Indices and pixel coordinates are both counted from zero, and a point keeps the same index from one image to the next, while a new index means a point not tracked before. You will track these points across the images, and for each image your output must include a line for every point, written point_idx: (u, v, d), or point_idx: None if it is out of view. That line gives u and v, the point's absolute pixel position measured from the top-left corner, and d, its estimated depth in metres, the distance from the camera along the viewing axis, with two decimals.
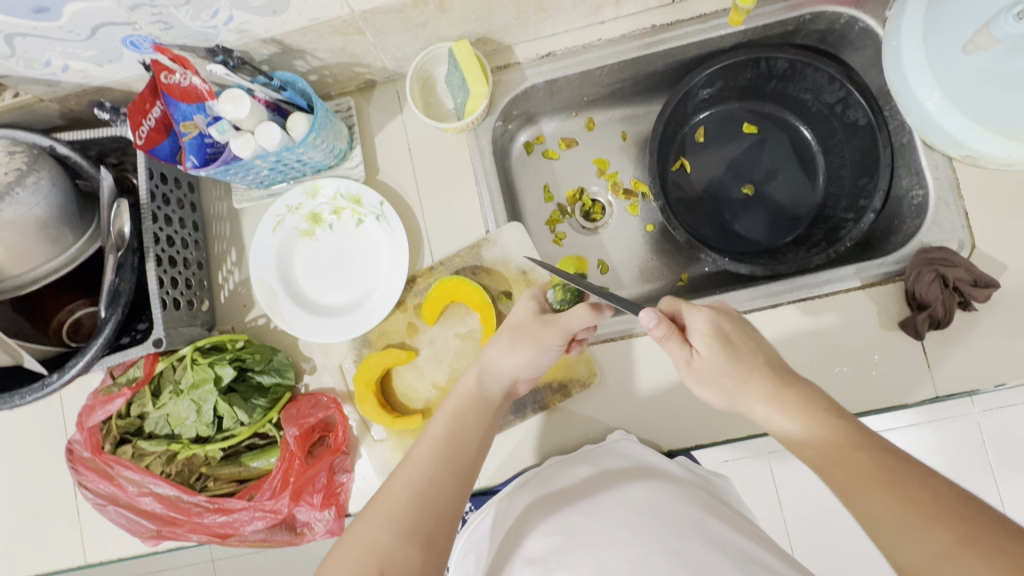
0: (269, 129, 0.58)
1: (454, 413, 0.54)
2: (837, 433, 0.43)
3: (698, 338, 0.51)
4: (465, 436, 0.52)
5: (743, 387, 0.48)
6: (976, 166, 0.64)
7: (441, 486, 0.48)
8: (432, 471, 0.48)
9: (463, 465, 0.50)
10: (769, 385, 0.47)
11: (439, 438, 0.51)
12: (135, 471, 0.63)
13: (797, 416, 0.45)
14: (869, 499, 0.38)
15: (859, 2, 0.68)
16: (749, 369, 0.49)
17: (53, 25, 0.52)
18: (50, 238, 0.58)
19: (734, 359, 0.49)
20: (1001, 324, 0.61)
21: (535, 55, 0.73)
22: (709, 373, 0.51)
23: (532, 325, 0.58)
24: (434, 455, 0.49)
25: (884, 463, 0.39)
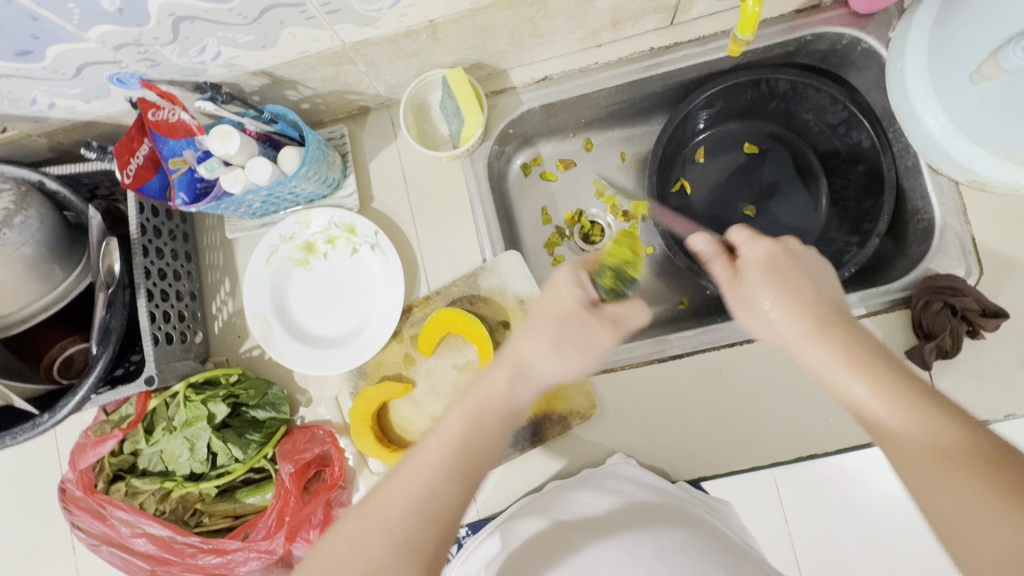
0: (259, 164, 0.57)
1: (473, 417, 0.49)
2: (879, 380, 0.39)
3: (746, 266, 0.50)
4: (481, 442, 0.48)
5: (788, 314, 0.46)
6: (983, 191, 0.63)
7: (443, 499, 0.45)
8: (436, 481, 0.45)
9: (472, 475, 0.47)
10: (813, 325, 0.44)
11: (451, 445, 0.47)
12: (128, 512, 0.61)
13: (833, 351, 0.42)
14: (909, 457, 0.36)
15: (860, 23, 0.67)
16: (795, 296, 0.46)
17: (37, 66, 0.51)
18: (40, 276, 0.57)
19: (783, 293, 0.47)
20: (1012, 352, 0.60)
21: (532, 79, 0.71)
22: (745, 296, 0.50)
23: (576, 324, 0.55)
24: (443, 464, 0.46)
25: (924, 420, 0.36)
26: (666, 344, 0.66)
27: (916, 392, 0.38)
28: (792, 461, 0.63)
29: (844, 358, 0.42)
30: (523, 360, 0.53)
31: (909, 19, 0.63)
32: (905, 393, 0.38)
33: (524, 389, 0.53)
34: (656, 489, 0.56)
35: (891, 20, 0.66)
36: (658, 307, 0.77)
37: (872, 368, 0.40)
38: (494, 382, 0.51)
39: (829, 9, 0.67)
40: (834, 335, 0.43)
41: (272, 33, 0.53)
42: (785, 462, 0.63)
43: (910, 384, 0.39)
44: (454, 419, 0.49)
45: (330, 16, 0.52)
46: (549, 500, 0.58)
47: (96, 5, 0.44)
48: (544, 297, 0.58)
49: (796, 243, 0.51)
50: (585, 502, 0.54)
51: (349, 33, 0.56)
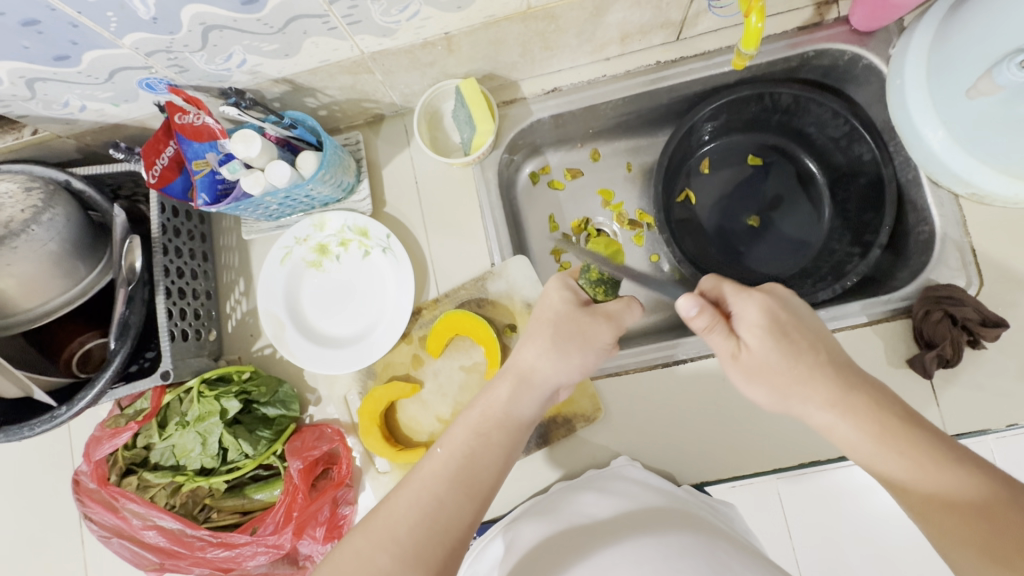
0: (278, 167, 0.59)
1: (478, 428, 0.50)
2: (913, 457, 0.41)
3: (749, 328, 0.50)
4: (486, 453, 0.49)
5: (806, 386, 0.47)
6: (983, 204, 0.64)
7: (450, 510, 0.45)
8: (443, 493, 0.46)
9: (478, 486, 0.47)
10: (833, 392, 0.46)
11: (458, 457, 0.48)
12: (139, 504, 0.63)
13: (864, 427, 0.43)
14: (952, 538, 0.37)
15: (862, 40, 0.69)
16: (809, 369, 0.47)
17: (72, 70, 0.53)
18: (63, 272, 0.59)
19: (793, 358, 0.48)
20: (1012, 363, 0.60)
21: (541, 91, 0.74)
22: (759, 366, 0.49)
23: (574, 324, 0.57)
24: (450, 476, 0.47)
25: (960, 496, 0.38)
26: (674, 349, 0.67)
27: (953, 463, 0.39)
28: (794, 467, 0.64)
29: (874, 434, 0.43)
30: (524, 368, 0.54)
31: (910, 37, 0.65)
32: (940, 469, 0.39)
33: (529, 399, 0.53)
34: (666, 492, 0.57)
35: (891, 37, 0.68)
36: (663, 314, 0.79)
37: (905, 442, 0.41)
38: (497, 393, 0.53)
39: (832, 26, 0.69)
40: (856, 404, 0.44)
41: (295, 43, 0.55)
42: (788, 468, 0.64)
43: (943, 455, 0.40)
44: (460, 433, 0.50)
45: (351, 26, 0.55)
46: (554, 501, 0.59)
47: (132, 13, 0.47)
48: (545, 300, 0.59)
49: (782, 292, 0.53)
50: (591, 502, 0.55)
51: (368, 43, 0.58)
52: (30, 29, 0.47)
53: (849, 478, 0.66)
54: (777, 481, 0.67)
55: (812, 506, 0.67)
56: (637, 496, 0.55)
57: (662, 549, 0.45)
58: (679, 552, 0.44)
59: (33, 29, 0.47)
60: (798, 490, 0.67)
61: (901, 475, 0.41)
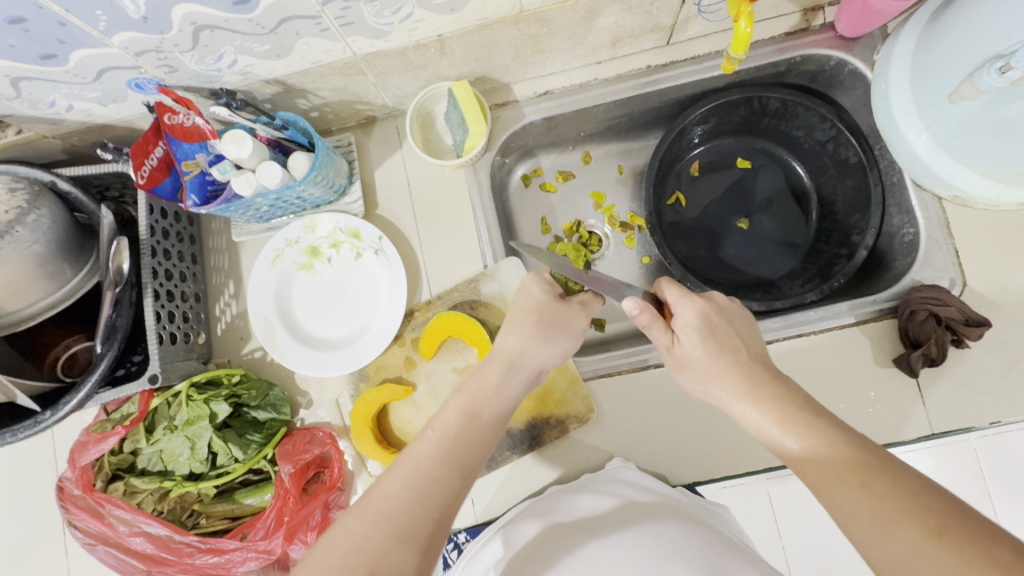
0: (269, 168, 0.58)
1: (468, 409, 0.50)
2: (811, 436, 0.42)
3: (687, 330, 0.50)
4: (477, 433, 0.49)
5: (722, 377, 0.48)
6: (964, 207, 0.65)
7: (443, 488, 0.45)
8: (437, 470, 0.46)
9: (470, 465, 0.47)
10: (746, 383, 0.46)
11: (450, 434, 0.48)
12: (125, 510, 0.61)
13: (770, 411, 0.44)
14: (843, 506, 0.37)
15: (847, 46, 0.70)
16: (729, 366, 0.48)
17: (59, 69, 0.53)
18: (48, 274, 0.58)
19: (717, 355, 0.48)
20: (996, 362, 0.62)
21: (533, 93, 0.74)
22: (687, 360, 0.50)
23: (556, 312, 0.56)
24: (443, 454, 0.47)
25: (852, 465, 0.38)
26: (648, 352, 0.68)
27: (843, 438, 0.41)
28: (784, 466, 0.64)
29: (777, 416, 0.44)
30: (511, 352, 0.54)
31: (893, 42, 0.66)
32: (833, 441, 0.40)
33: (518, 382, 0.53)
34: (659, 492, 0.57)
35: (875, 44, 0.70)
36: None
37: (804, 423, 0.42)
38: (487, 375, 0.53)
39: (818, 32, 0.70)
40: (766, 392, 0.46)
41: (287, 43, 0.55)
42: (778, 468, 0.65)
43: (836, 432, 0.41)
44: (451, 412, 0.50)
45: (344, 28, 0.55)
46: (548, 503, 0.59)
47: (122, 13, 0.47)
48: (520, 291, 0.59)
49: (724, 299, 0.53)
50: (586, 503, 0.55)
51: (361, 45, 0.58)
52: (17, 27, 0.46)
53: None
54: (766, 481, 0.67)
55: (802, 505, 0.68)
56: (631, 496, 0.55)
57: (659, 544, 0.45)
58: (674, 546, 0.44)
59: (19, 27, 0.46)
60: (788, 489, 0.68)
61: (800, 453, 0.42)
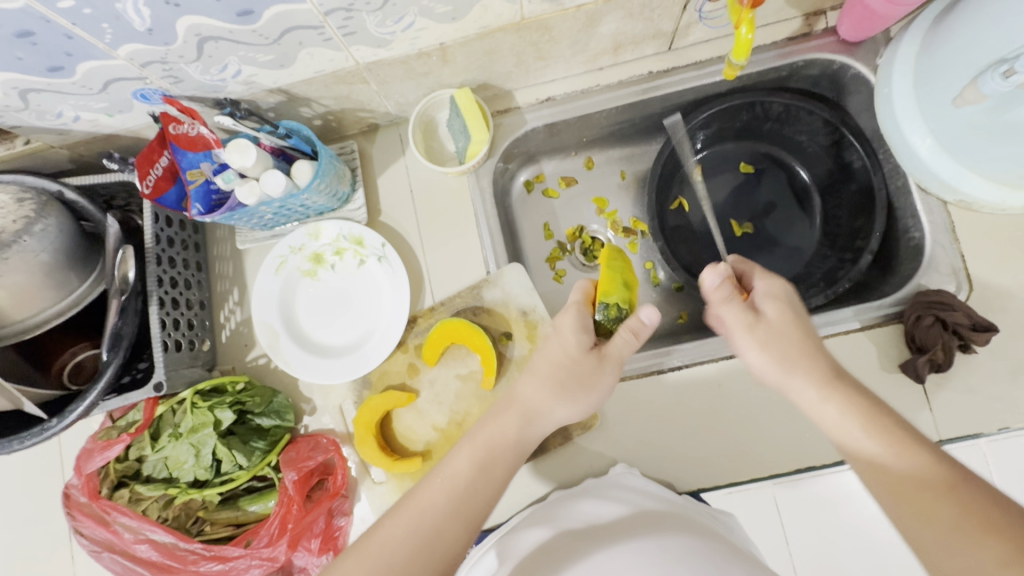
0: (273, 176, 0.59)
1: (481, 462, 0.51)
2: (888, 441, 0.42)
3: (766, 300, 0.53)
4: (487, 482, 0.50)
5: (799, 361, 0.49)
6: (971, 210, 0.65)
7: (447, 538, 0.46)
8: (442, 521, 0.47)
9: (471, 513, 0.48)
10: (823, 372, 0.48)
11: (461, 482, 0.49)
12: (131, 517, 0.62)
13: (852, 409, 0.45)
14: (920, 511, 0.39)
15: (850, 50, 0.70)
16: (815, 347, 0.50)
17: (66, 81, 0.53)
18: (55, 283, 0.59)
19: (802, 332, 0.51)
20: (1004, 366, 0.61)
21: (535, 100, 0.74)
22: (778, 329, 0.51)
23: (580, 370, 0.56)
24: (450, 505, 0.47)
25: (930, 476, 0.39)
26: (666, 356, 0.68)
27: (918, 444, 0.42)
28: (790, 472, 0.64)
29: (861, 419, 0.44)
30: (529, 405, 0.54)
31: (895, 47, 0.66)
32: (913, 449, 0.41)
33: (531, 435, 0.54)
34: (663, 498, 0.57)
35: (879, 48, 0.69)
36: (658, 321, 0.79)
37: (885, 431, 0.43)
38: (505, 426, 0.53)
39: (820, 37, 0.70)
40: (848, 396, 0.46)
41: (291, 53, 0.56)
42: (785, 474, 0.64)
43: (907, 434, 0.43)
44: (463, 461, 0.50)
45: (347, 37, 0.55)
46: (552, 510, 0.59)
47: (128, 25, 0.47)
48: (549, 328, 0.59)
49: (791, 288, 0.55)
50: (589, 510, 0.55)
51: (364, 54, 0.59)
52: (25, 40, 0.47)
53: (848, 483, 0.65)
54: (773, 486, 0.65)
55: None
56: (638, 504, 0.55)
57: (662, 553, 0.44)
58: (679, 556, 0.44)
59: (27, 40, 0.47)
60: (796, 495, 0.65)
61: (876, 454, 0.42)
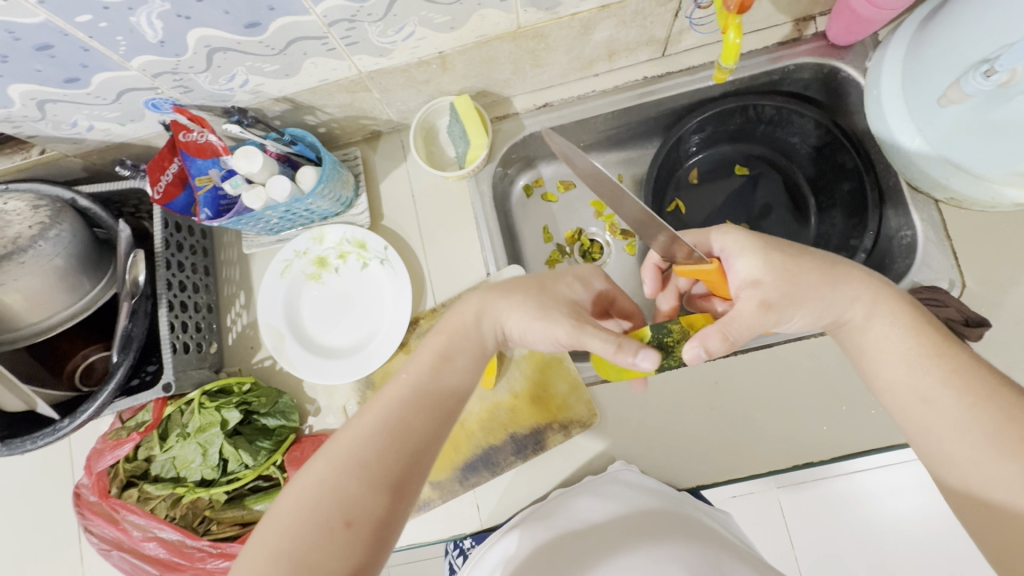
0: (279, 181, 0.61)
1: (440, 358, 0.48)
2: (921, 348, 0.44)
3: (745, 258, 0.48)
4: (448, 386, 0.47)
5: (850, 289, 0.46)
6: (962, 208, 0.66)
7: (418, 431, 0.44)
8: (348, 484, 0.41)
9: (440, 407, 0.46)
10: (874, 292, 0.47)
11: (365, 442, 0.43)
12: (140, 516, 0.64)
13: (916, 343, 0.44)
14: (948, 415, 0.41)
15: (839, 53, 0.71)
16: (845, 276, 0.47)
17: (81, 92, 0.56)
18: (68, 286, 0.60)
19: (819, 268, 0.47)
20: (999, 362, 0.62)
21: (533, 106, 0.76)
22: (785, 292, 0.46)
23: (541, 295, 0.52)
24: (354, 465, 0.42)
25: (964, 379, 0.42)
26: None
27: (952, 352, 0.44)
28: (789, 469, 0.64)
29: (906, 325, 0.45)
30: (490, 307, 0.51)
31: (884, 50, 0.67)
32: (948, 358, 0.43)
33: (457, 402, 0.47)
34: (664, 495, 0.58)
35: (868, 51, 0.71)
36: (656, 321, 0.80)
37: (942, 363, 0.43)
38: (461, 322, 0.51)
39: (810, 41, 0.72)
40: (898, 308, 0.46)
41: (295, 63, 0.58)
42: (783, 470, 0.65)
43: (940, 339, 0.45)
44: (365, 423, 0.44)
45: (350, 47, 0.57)
46: (553, 506, 0.59)
47: (141, 38, 0.49)
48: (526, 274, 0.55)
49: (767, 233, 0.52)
50: (588, 507, 0.56)
51: (366, 63, 0.61)
52: (43, 53, 0.49)
53: (852, 485, 0.68)
54: (775, 489, 0.69)
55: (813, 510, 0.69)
56: (636, 500, 0.56)
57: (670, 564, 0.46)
58: (680, 558, 0.47)
59: (46, 53, 0.49)
60: (798, 498, 0.69)
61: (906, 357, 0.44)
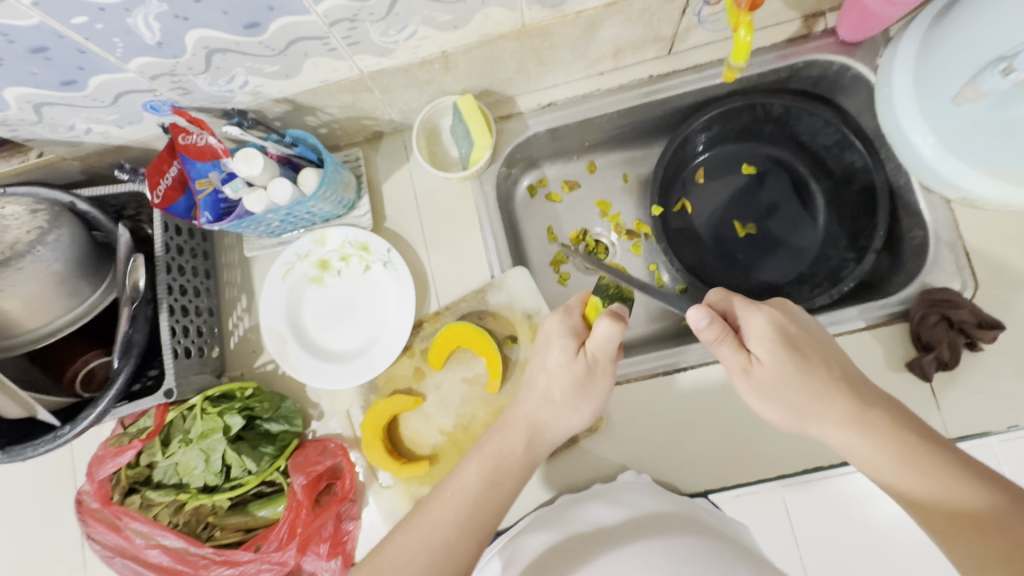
0: (280, 185, 0.60)
1: (490, 476, 0.53)
2: (884, 447, 0.46)
3: (756, 341, 0.52)
4: (495, 502, 0.51)
5: (824, 400, 0.49)
6: (973, 208, 0.65)
7: (462, 550, 0.48)
8: (453, 536, 0.49)
9: (480, 526, 0.50)
10: (851, 409, 0.48)
11: (471, 497, 0.51)
12: (143, 522, 0.63)
13: (886, 446, 0.46)
14: (959, 546, 0.40)
15: (849, 50, 0.70)
16: (825, 386, 0.49)
17: (78, 95, 0.55)
18: (67, 292, 0.59)
19: (807, 373, 0.50)
20: (1012, 364, 0.61)
21: (538, 105, 0.75)
22: (772, 381, 0.51)
23: (570, 378, 0.56)
24: (460, 521, 0.49)
25: (962, 496, 0.42)
26: (680, 357, 0.68)
27: (929, 456, 0.44)
28: (799, 472, 0.64)
29: (887, 444, 0.46)
30: (535, 421, 0.56)
31: (895, 48, 0.66)
32: (933, 472, 0.43)
33: (543, 449, 0.57)
34: (676, 501, 0.57)
35: (878, 48, 0.70)
36: (662, 323, 0.79)
37: (921, 459, 0.44)
38: (513, 442, 0.55)
39: (819, 38, 0.71)
40: (871, 422, 0.48)
41: (296, 64, 0.57)
42: (793, 475, 0.64)
43: (919, 443, 0.45)
44: (472, 472, 0.53)
45: (351, 47, 0.56)
46: (558, 512, 0.59)
47: (139, 39, 0.48)
48: (539, 351, 0.59)
49: (789, 305, 0.55)
50: (595, 513, 0.56)
51: (367, 63, 0.60)
52: (39, 55, 0.48)
53: (856, 485, 0.64)
54: (783, 489, 0.65)
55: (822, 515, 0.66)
56: (645, 505, 0.55)
57: (669, 554, 0.46)
58: (691, 554, 0.45)
59: (41, 56, 0.48)
60: (804, 497, 0.65)
61: (920, 492, 0.44)
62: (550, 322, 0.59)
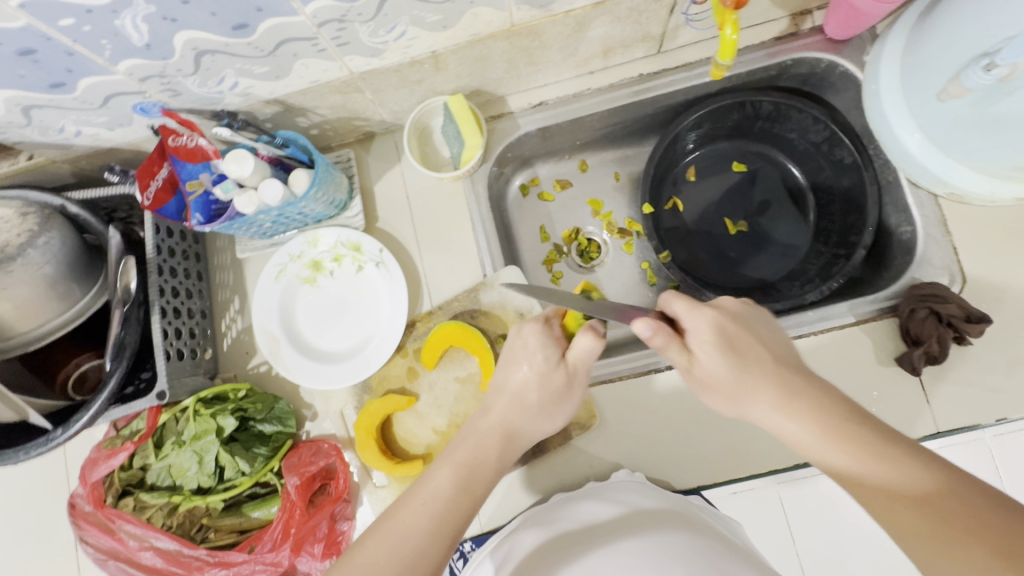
0: (271, 186, 0.60)
1: (462, 482, 0.50)
2: (814, 427, 0.41)
3: (700, 343, 0.47)
4: (467, 505, 0.49)
5: (752, 390, 0.44)
6: (962, 203, 0.65)
7: (433, 551, 0.46)
8: (425, 543, 0.46)
9: (452, 526, 0.47)
10: (780, 392, 0.43)
11: (445, 495, 0.49)
12: (136, 525, 0.63)
13: (808, 424, 0.41)
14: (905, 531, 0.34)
15: (837, 47, 0.71)
16: (754, 378, 0.44)
17: (68, 97, 0.55)
18: (58, 295, 0.59)
19: (739, 370, 0.45)
20: (1000, 358, 0.61)
21: (528, 104, 0.75)
22: (712, 382, 0.46)
23: (551, 385, 0.56)
24: (431, 528, 0.47)
25: (909, 485, 0.35)
26: (661, 356, 0.68)
27: (857, 428, 0.39)
28: (791, 467, 0.64)
29: (816, 426, 0.40)
30: (510, 428, 0.55)
31: (881, 45, 0.67)
32: (876, 455, 0.38)
33: (512, 454, 0.55)
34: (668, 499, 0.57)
35: (864, 45, 0.70)
36: None
37: (850, 437, 0.39)
38: (488, 449, 0.53)
39: (808, 35, 0.71)
40: (797, 400, 0.42)
41: (286, 65, 0.57)
42: (784, 470, 0.64)
43: (843, 416, 0.40)
44: (443, 479, 0.50)
45: (340, 47, 0.56)
46: (551, 510, 0.59)
47: (127, 41, 0.49)
48: (511, 353, 0.59)
49: (733, 305, 0.50)
50: (589, 511, 0.56)
51: (357, 63, 0.60)
52: (27, 57, 0.48)
53: None
54: (777, 486, 0.65)
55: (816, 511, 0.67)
56: (638, 503, 0.55)
57: (652, 550, 0.45)
58: (683, 546, 0.45)
59: (29, 58, 0.48)
60: (798, 494, 0.65)
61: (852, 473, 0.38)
62: (528, 326, 0.59)
